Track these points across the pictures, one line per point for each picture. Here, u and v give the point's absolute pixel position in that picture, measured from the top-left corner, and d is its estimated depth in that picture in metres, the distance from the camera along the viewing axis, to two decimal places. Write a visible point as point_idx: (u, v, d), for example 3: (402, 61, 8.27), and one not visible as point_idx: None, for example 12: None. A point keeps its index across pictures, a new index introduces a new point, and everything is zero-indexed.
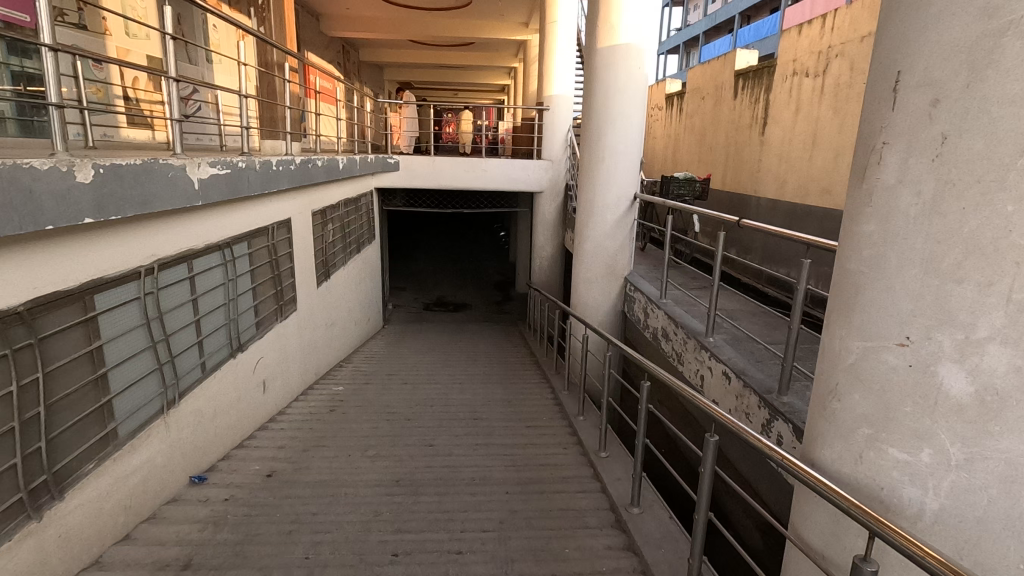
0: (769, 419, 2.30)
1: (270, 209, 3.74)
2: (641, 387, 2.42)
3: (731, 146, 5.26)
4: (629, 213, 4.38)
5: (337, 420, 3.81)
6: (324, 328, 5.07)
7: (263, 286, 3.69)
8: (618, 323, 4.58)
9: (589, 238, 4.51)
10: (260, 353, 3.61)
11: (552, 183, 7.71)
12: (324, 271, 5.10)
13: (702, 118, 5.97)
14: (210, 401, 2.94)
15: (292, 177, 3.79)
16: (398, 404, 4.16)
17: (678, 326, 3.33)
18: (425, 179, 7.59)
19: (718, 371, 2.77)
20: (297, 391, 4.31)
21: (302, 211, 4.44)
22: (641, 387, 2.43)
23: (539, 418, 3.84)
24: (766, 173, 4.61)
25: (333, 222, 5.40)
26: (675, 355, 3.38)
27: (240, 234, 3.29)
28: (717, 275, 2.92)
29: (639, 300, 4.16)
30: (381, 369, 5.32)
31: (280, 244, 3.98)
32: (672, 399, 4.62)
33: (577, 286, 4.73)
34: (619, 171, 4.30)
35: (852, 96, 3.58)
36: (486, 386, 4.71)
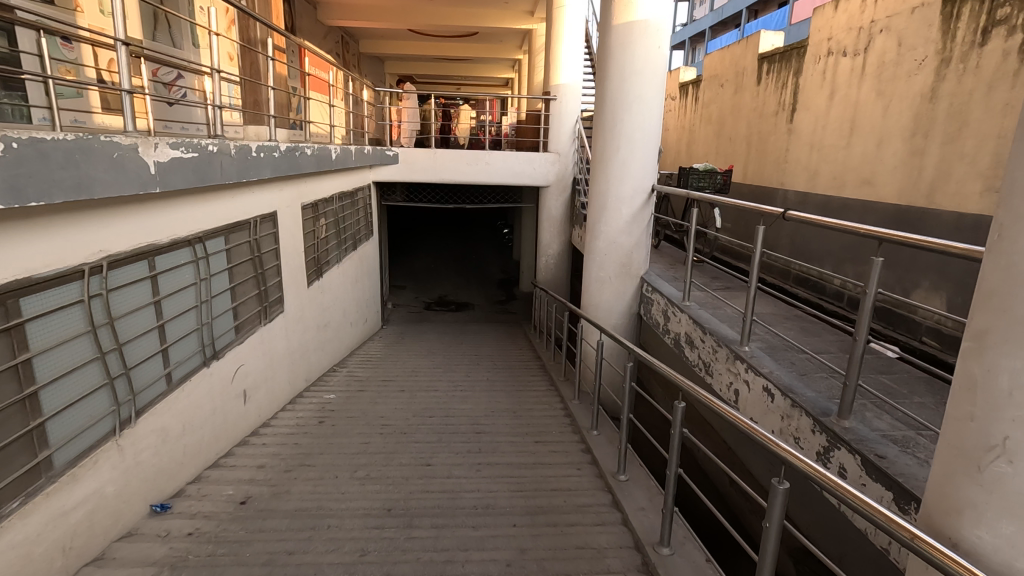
0: (826, 447, 1.93)
1: (251, 200, 3.39)
2: (675, 403, 2.08)
3: (753, 136, 4.89)
4: (646, 207, 4.01)
5: (326, 434, 3.47)
6: (316, 331, 4.72)
7: (243, 286, 3.34)
8: (632, 327, 4.21)
9: (601, 234, 4.13)
10: (240, 361, 3.27)
11: (559, 177, 7.35)
12: (316, 270, 4.75)
13: (720, 107, 5.59)
14: (179, 419, 2.60)
15: (277, 166, 3.43)
16: (393, 416, 3.81)
17: (706, 333, 2.97)
18: (424, 172, 7.22)
19: (758, 387, 2.41)
20: (285, 401, 3.97)
21: (289, 204, 4.09)
22: (674, 403, 2.08)
23: (548, 433, 3.48)
24: (794, 165, 4.24)
25: (326, 217, 5.05)
26: (702, 365, 3.02)
27: (214, 228, 2.94)
28: (755, 274, 2.55)
29: (657, 303, 3.80)
30: (377, 375, 4.97)
31: (263, 239, 3.63)
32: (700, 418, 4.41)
33: (588, 286, 4.36)
34: (635, 160, 3.92)
35: (899, 76, 3.20)
36: (490, 394, 4.35)
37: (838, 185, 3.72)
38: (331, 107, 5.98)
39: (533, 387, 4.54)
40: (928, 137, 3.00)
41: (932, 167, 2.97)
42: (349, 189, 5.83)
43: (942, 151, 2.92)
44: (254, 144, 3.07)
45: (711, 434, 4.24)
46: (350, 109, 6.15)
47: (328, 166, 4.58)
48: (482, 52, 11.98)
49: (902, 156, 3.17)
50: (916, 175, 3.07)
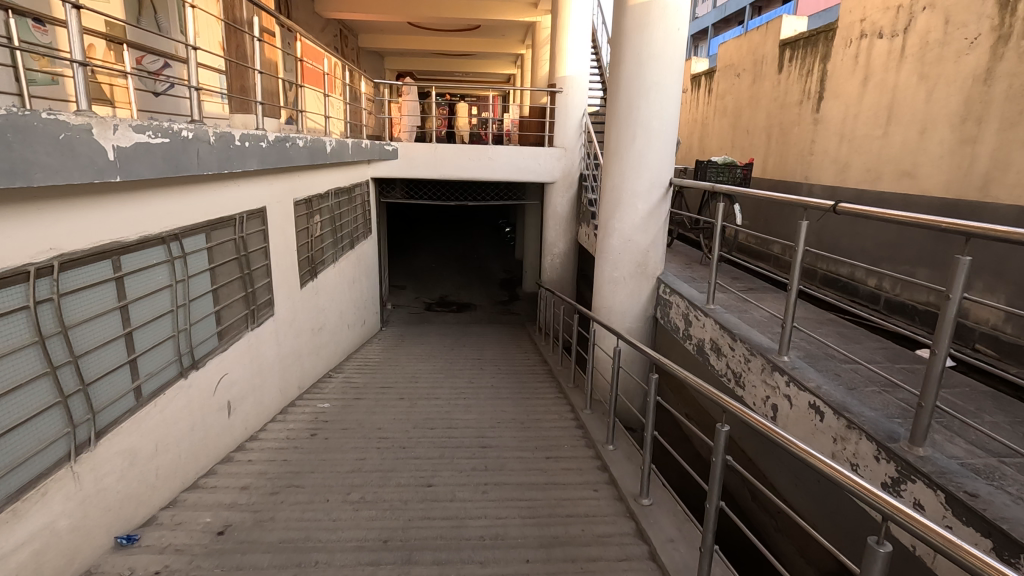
0: (895, 477, 1.66)
1: (234, 194, 3.10)
2: (718, 426, 1.77)
3: (774, 127, 4.60)
4: (662, 202, 3.73)
5: (318, 449, 3.18)
6: (310, 335, 4.44)
7: (227, 288, 3.05)
8: (648, 330, 3.94)
9: (615, 231, 3.84)
10: (223, 369, 2.98)
11: (565, 173, 7.08)
12: (310, 270, 4.48)
13: (736, 98, 5.30)
14: (151, 438, 2.32)
15: (265, 158, 3.15)
16: (392, 427, 3.52)
17: (736, 339, 2.69)
18: (425, 169, 6.94)
19: (802, 403, 2.13)
20: (275, 411, 3.69)
21: (280, 199, 3.81)
22: (716, 424, 1.79)
23: (559, 448, 3.21)
24: (822, 158, 3.95)
25: (320, 214, 4.77)
26: (732, 376, 2.74)
27: (193, 225, 2.65)
28: (798, 276, 2.26)
29: (676, 306, 3.52)
30: (375, 381, 4.69)
31: (250, 237, 3.34)
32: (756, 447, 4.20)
33: (599, 287, 4.08)
34: (651, 151, 3.64)
35: (945, 57, 2.92)
36: (495, 403, 4.07)
37: (872, 178, 3.44)
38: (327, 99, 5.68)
39: (541, 395, 4.25)
40: (983, 123, 2.72)
41: (987, 155, 2.70)
42: (346, 186, 5.56)
43: (999, 138, 2.64)
44: (237, 132, 2.77)
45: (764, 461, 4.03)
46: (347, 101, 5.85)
47: (322, 159, 4.30)
48: (484, 47, 11.70)
49: (950, 144, 2.89)
50: (968, 165, 2.80)
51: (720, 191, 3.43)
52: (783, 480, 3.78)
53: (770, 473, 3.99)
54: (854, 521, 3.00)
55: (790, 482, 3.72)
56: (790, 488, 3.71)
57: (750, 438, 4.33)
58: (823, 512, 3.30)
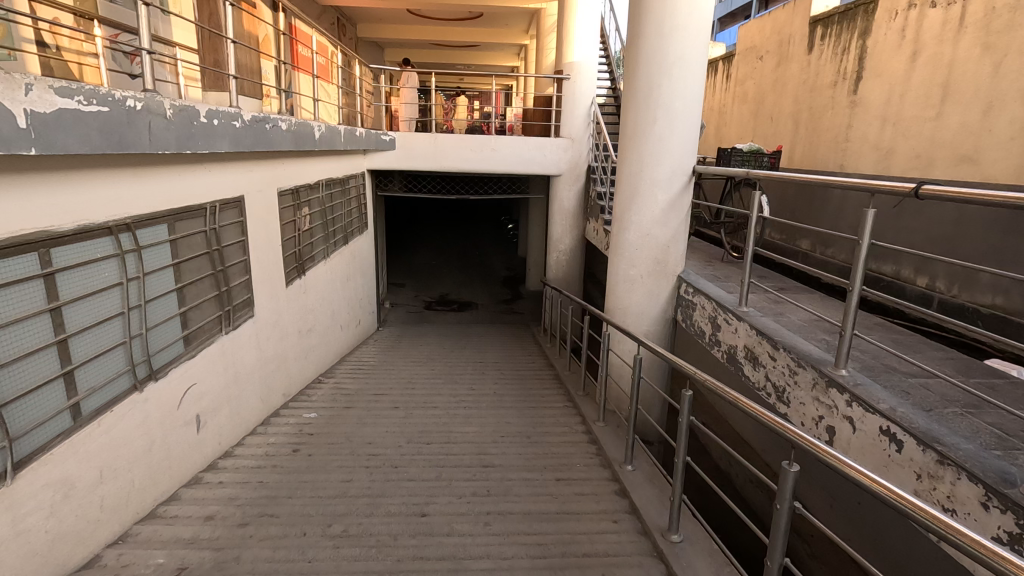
0: (1013, 534, 1.30)
1: (203, 179, 2.74)
2: (787, 465, 1.41)
3: (802, 112, 4.22)
4: (684, 192, 3.37)
5: (297, 467, 2.81)
6: (296, 338, 4.08)
7: (196, 286, 2.70)
8: (667, 334, 3.58)
9: (632, 224, 3.47)
10: (191, 378, 2.62)
11: (572, 165, 6.71)
12: (298, 266, 4.12)
13: (757, 83, 4.93)
14: (96, 463, 1.98)
15: (240, 139, 2.77)
16: (384, 442, 3.16)
17: (780, 347, 2.32)
18: (424, 160, 6.56)
19: (868, 429, 1.77)
20: (255, 422, 3.34)
21: (260, 188, 3.44)
22: (784, 463, 1.42)
23: (570, 468, 2.85)
24: (859, 144, 3.58)
25: (310, 207, 4.42)
26: (774, 391, 2.37)
27: (151, 214, 2.30)
28: (861, 275, 1.88)
29: (700, 308, 3.16)
30: (368, 387, 4.34)
31: (224, 229, 2.98)
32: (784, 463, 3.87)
33: (613, 286, 3.71)
34: (674, 135, 3.26)
35: (1017, 24, 2.55)
36: (498, 413, 3.71)
37: (923, 165, 3.08)
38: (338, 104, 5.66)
39: (548, 405, 3.89)
40: None
41: None
42: (338, 176, 5.20)
43: None
44: (203, 106, 2.41)
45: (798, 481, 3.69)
46: (341, 85, 5.45)
47: (310, 146, 3.93)
48: (486, 37, 11.35)
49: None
50: None
51: (751, 177, 3.05)
52: (817, 499, 3.45)
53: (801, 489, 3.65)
54: (907, 551, 2.65)
55: (825, 502, 3.38)
56: (825, 508, 3.37)
57: (772, 451, 4.01)
58: (866, 541, 2.97)
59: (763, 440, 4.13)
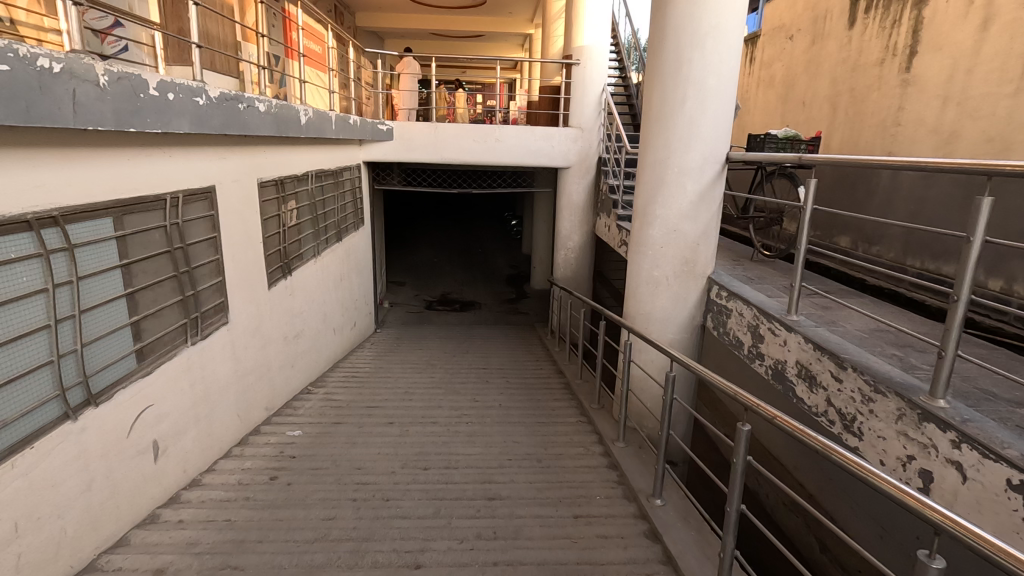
0: None
1: (162, 164, 2.34)
2: (930, 560, 1.05)
3: (842, 95, 3.80)
4: (716, 183, 2.96)
5: (272, 501, 2.42)
6: (281, 345, 3.69)
7: (153, 291, 2.32)
8: (695, 343, 3.18)
9: (656, 219, 3.07)
10: (147, 399, 2.24)
11: (581, 156, 6.30)
12: (283, 265, 3.73)
13: (786, 66, 4.50)
14: (10, 514, 1.60)
15: (205, 119, 2.36)
16: (376, 467, 2.77)
17: (848, 367, 1.91)
18: (424, 151, 6.16)
19: (987, 481, 1.38)
20: (230, 443, 2.96)
21: (237, 178, 3.05)
22: (924, 556, 1.06)
23: (589, 502, 2.46)
24: (913, 128, 3.18)
25: (297, 200, 4.02)
26: (837, 419, 1.98)
27: (89, 206, 1.91)
28: (971, 282, 1.46)
29: (736, 315, 2.76)
30: (361, 398, 3.97)
31: (190, 225, 2.59)
32: (822, 485, 3.52)
33: (633, 288, 3.31)
34: (705, 117, 2.85)
35: None
36: (505, 430, 3.32)
37: (997, 149, 2.66)
38: (331, 92, 5.33)
39: (560, 420, 3.50)
40: None
41: None
42: (330, 168, 4.80)
43: None
44: (153, 77, 2.00)
45: (840, 505, 3.36)
46: (330, 68, 5.01)
47: (295, 132, 3.53)
48: (490, 26, 10.92)
49: None
50: None
51: (797, 161, 2.63)
52: (865, 526, 3.13)
53: (842, 512, 3.33)
54: None
55: (875, 531, 3.06)
56: (875, 537, 3.05)
57: (808, 468, 3.67)
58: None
59: (796, 456, 3.79)
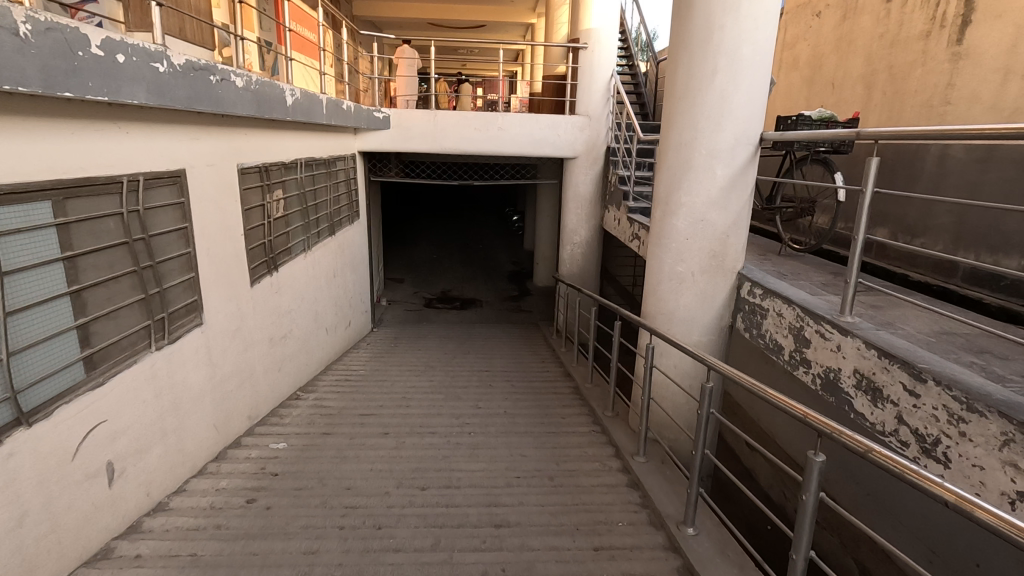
0: None
1: (117, 141, 2.01)
2: None
3: (879, 74, 3.48)
4: (749, 167, 2.64)
5: (247, 530, 2.11)
6: (266, 348, 3.37)
7: (109, 288, 2.01)
8: (723, 345, 2.87)
9: (681, 207, 2.74)
10: (99, 414, 1.93)
11: (589, 145, 5.97)
12: (268, 260, 3.41)
13: (813, 45, 4.17)
14: None
15: (167, 89, 2.03)
16: (368, 487, 2.46)
17: (928, 379, 1.59)
18: (423, 141, 5.83)
19: None
20: (206, 459, 2.64)
21: (212, 162, 2.72)
22: None
23: (611, 530, 2.15)
24: (967, 106, 2.85)
25: (284, 189, 3.70)
26: (908, 440, 1.67)
27: (16, 187, 1.59)
28: None
29: (774, 314, 2.45)
30: (354, 404, 3.65)
31: (156, 213, 2.27)
32: (858, 500, 3.22)
33: (652, 285, 2.99)
34: (739, 91, 2.53)
35: None
36: (511, 442, 3.00)
37: None
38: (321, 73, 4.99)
39: (571, 430, 3.19)
40: None
41: None
42: (322, 157, 4.49)
43: None
44: (96, 34, 1.68)
45: (880, 524, 3.06)
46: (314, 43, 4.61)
47: (280, 113, 3.20)
48: (491, 15, 10.57)
49: None
50: None
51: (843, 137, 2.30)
52: (911, 548, 2.83)
53: (882, 531, 3.04)
54: None
55: (923, 553, 2.76)
56: (924, 561, 2.76)
57: (842, 481, 3.38)
58: None
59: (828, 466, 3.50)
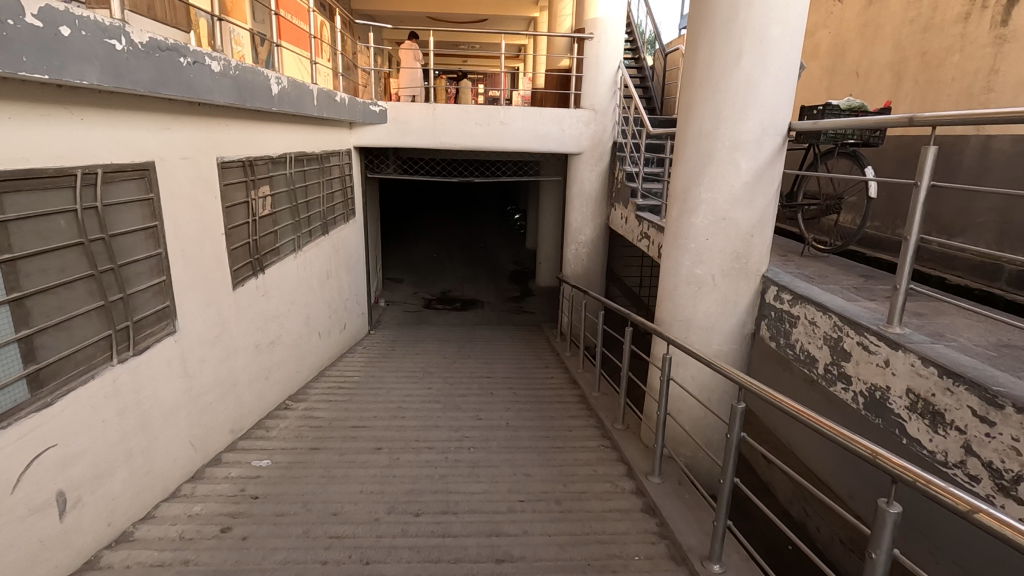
0: None
1: (69, 130, 1.78)
2: None
3: (911, 60, 3.22)
4: (776, 160, 2.40)
5: (218, 567, 1.87)
6: (251, 355, 3.14)
7: (59, 296, 1.78)
8: (745, 355, 2.63)
9: (700, 204, 2.50)
10: (47, 439, 1.70)
11: (595, 141, 5.73)
12: (253, 261, 3.17)
13: (835, 32, 3.93)
14: None
15: (126, 71, 1.80)
16: (356, 513, 2.23)
17: (1007, 407, 1.35)
18: (421, 136, 5.59)
19: None
20: (180, 480, 2.42)
21: (188, 154, 2.48)
22: None
23: (627, 566, 1.92)
24: (1013, 93, 2.61)
25: (270, 185, 3.46)
26: (980, 476, 1.43)
27: None
28: None
29: (805, 323, 2.21)
30: (347, 415, 3.41)
31: (119, 210, 2.04)
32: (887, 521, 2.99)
33: (667, 288, 2.75)
34: (767, 77, 2.29)
35: None
36: (514, 459, 2.77)
37: None
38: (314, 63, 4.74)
39: (579, 445, 2.95)
40: None
41: None
42: (314, 151, 4.25)
43: None
44: (31, 1, 1.45)
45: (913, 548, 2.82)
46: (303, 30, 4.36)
47: (265, 102, 2.97)
48: (493, 8, 10.30)
49: None
50: None
51: (862, 124, 2.09)
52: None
53: (916, 556, 2.80)
54: None
55: None
56: None
57: (868, 499, 3.14)
58: None
59: (852, 483, 3.26)
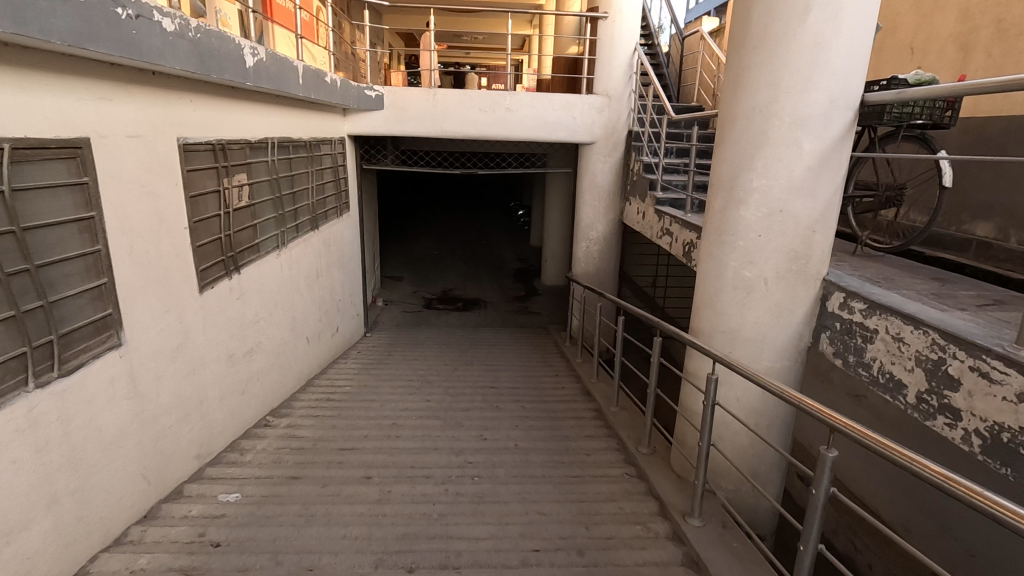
0: None
1: None
2: None
3: (981, 31, 2.82)
4: (845, 141, 1.99)
5: None
6: (223, 367, 2.73)
7: None
8: (799, 374, 2.22)
9: (752, 193, 2.08)
10: None
11: (608, 129, 5.30)
12: (226, 259, 2.77)
13: (883, 4, 3.50)
14: None
15: (32, 15, 1.40)
16: (337, 568, 1.83)
17: None
18: (421, 123, 5.17)
19: None
20: (129, 522, 2.03)
21: (139, 133, 2.08)
22: None
23: None
24: None
25: (248, 172, 3.05)
26: None
27: None
28: None
29: (887, 338, 1.79)
30: (333, 434, 3.01)
31: (34, 197, 1.63)
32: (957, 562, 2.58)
33: (707, 293, 2.33)
34: (839, 37, 1.87)
35: None
36: (525, 493, 2.36)
37: None
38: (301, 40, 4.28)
39: (600, 475, 2.54)
40: None
41: None
42: (301, 137, 3.84)
43: None
44: None
45: None
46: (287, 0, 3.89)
47: (238, 75, 2.56)
48: None
49: None
50: None
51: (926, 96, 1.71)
52: None
53: None
54: None
55: None
56: None
57: (930, 533, 2.74)
58: None
59: (910, 514, 2.86)
